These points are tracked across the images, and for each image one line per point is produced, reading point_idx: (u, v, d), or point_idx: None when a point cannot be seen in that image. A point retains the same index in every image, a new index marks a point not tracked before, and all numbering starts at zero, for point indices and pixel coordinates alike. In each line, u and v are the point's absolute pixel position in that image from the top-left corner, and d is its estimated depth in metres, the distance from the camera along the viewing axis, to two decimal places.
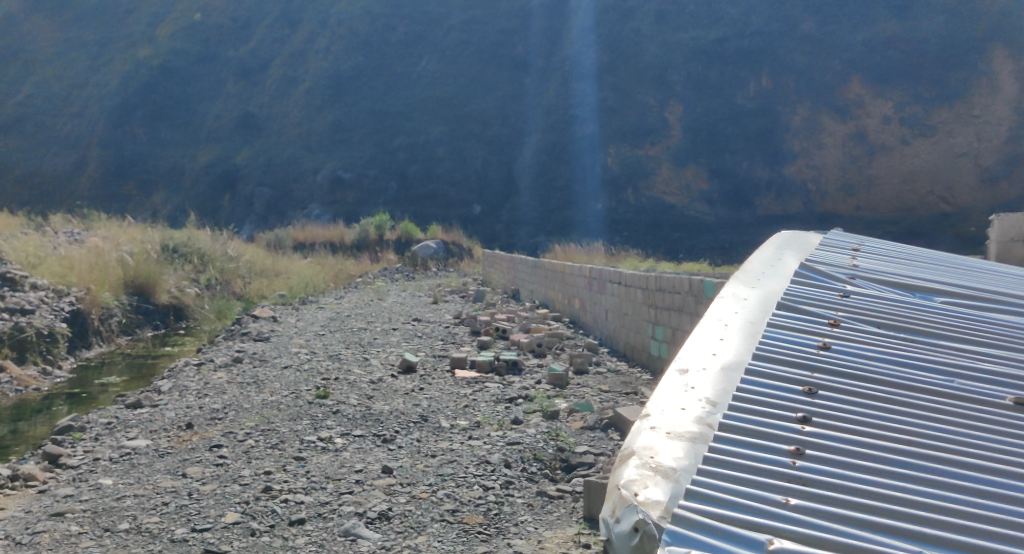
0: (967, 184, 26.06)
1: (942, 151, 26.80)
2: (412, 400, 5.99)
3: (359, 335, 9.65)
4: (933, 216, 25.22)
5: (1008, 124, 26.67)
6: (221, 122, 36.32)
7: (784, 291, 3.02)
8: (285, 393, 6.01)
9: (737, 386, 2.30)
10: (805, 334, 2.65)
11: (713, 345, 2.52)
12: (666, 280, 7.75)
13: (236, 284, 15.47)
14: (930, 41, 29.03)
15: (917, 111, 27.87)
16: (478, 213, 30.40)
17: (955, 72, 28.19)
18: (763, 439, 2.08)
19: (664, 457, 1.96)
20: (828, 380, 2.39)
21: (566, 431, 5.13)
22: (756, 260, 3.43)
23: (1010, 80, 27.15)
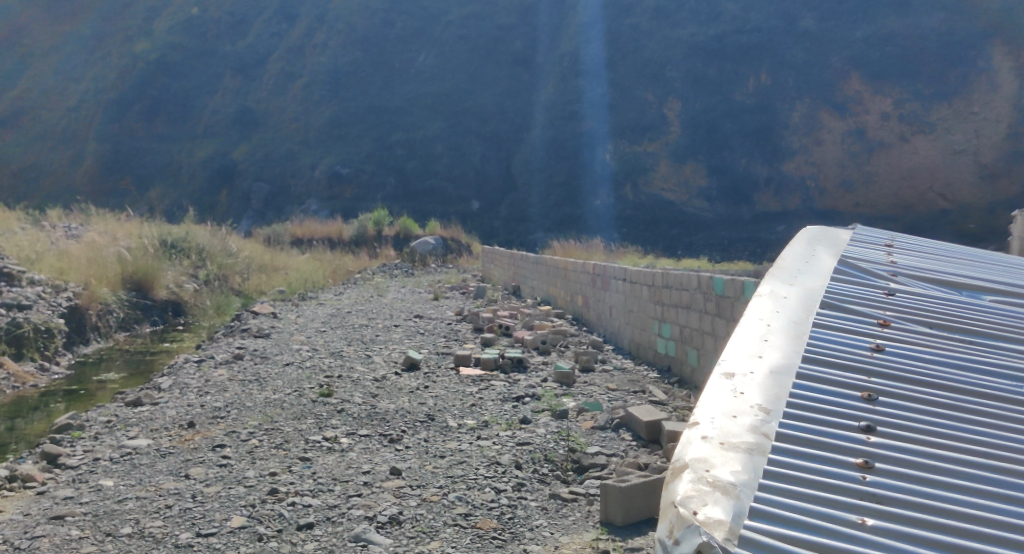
0: (965, 181, 25.35)
1: (940, 149, 26.48)
2: (418, 398, 5.87)
3: (361, 331, 9.53)
4: (931, 213, 24.74)
5: (1007, 121, 26.12)
6: (218, 117, 36.18)
7: (824, 288, 2.88)
8: (288, 392, 5.88)
9: (789, 392, 2.22)
10: (855, 336, 2.55)
11: (758, 346, 2.42)
12: (673, 277, 7.63)
13: (234, 280, 15.33)
14: (929, 37, 28.74)
15: (916, 108, 27.51)
16: (475, 209, 30.23)
17: (954, 69, 27.75)
18: (827, 450, 2.03)
19: (721, 471, 1.91)
20: (885, 385, 2.31)
21: (577, 431, 5.02)
22: (789, 257, 3.24)
23: (1010, 76, 26.57)
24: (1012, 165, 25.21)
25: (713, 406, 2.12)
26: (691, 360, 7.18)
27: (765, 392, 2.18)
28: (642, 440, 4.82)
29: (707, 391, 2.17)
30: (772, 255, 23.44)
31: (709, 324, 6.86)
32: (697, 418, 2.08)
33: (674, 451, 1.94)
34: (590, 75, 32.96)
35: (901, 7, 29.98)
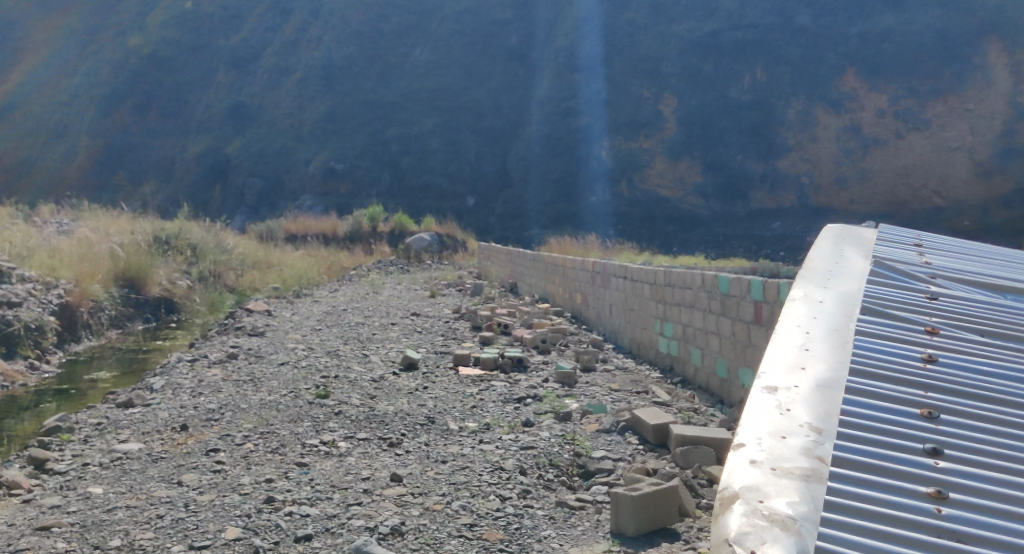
0: (960, 178, 25.18)
1: (934, 146, 26.28)
2: (417, 400, 5.73)
3: (357, 330, 9.37)
4: (926, 210, 24.60)
5: (1001, 117, 25.90)
6: (212, 112, 35.94)
7: (860, 291, 2.77)
8: (283, 393, 5.73)
9: (840, 409, 2.12)
10: (907, 346, 2.46)
11: (801, 357, 2.32)
12: (676, 275, 7.48)
13: (228, 276, 15.13)
14: (925, 34, 28.60)
15: (911, 104, 27.43)
16: (471, 205, 30.05)
17: (949, 66, 27.70)
18: (893, 478, 1.93)
19: (777, 504, 1.81)
20: (944, 400, 2.22)
21: (581, 435, 4.88)
22: (817, 257, 3.13)
23: (1004, 73, 26.55)
24: (1006, 160, 24.71)
25: (758, 427, 2.04)
26: (694, 360, 7.04)
27: (814, 410, 2.09)
28: (649, 444, 4.70)
29: (749, 411, 2.09)
30: (767, 252, 23.35)
31: (713, 324, 6.71)
32: (742, 441, 2.00)
33: (723, 481, 1.87)
34: (586, 71, 32.79)
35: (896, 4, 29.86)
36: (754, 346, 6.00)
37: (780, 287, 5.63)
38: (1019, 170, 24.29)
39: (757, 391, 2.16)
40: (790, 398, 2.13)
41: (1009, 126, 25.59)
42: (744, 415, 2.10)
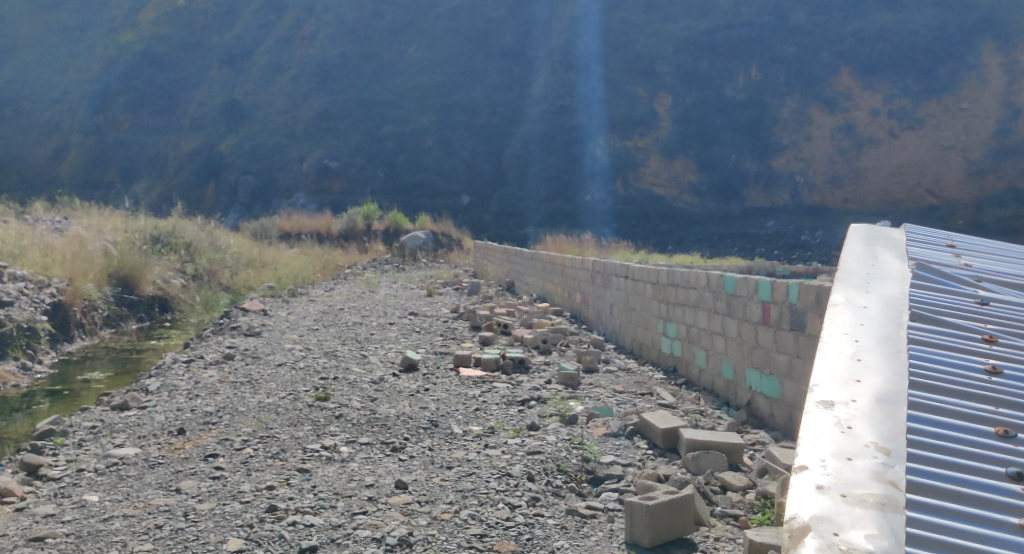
0: (953, 177, 25.08)
1: (928, 145, 26.11)
2: (419, 403, 5.61)
3: (355, 330, 9.24)
4: (919, 210, 24.52)
5: (995, 117, 25.75)
6: (205, 109, 35.75)
7: (905, 297, 2.72)
8: (282, 395, 5.60)
9: (907, 427, 2.04)
10: (967, 356, 2.38)
11: (856, 368, 2.25)
12: (679, 275, 7.36)
13: (223, 274, 14.98)
14: (919, 34, 28.55)
15: (905, 104, 27.31)
16: (465, 203, 29.91)
17: (944, 65, 27.57)
18: (976, 510, 1.86)
19: (855, 537, 1.73)
20: (1014, 415, 2.15)
21: (589, 439, 4.76)
22: (850, 261, 3.11)
23: (998, 73, 26.40)
24: (998, 160, 24.69)
25: (819, 448, 1.97)
26: (699, 361, 6.93)
27: (878, 428, 2.01)
28: (658, 449, 4.59)
29: (807, 432, 2.02)
30: (762, 251, 23.33)
31: (718, 324, 6.59)
32: (804, 464, 1.93)
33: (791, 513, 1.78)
34: (581, 69, 32.65)
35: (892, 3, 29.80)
36: (761, 347, 5.88)
37: (789, 287, 5.51)
38: (1012, 170, 24.27)
39: (815, 411, 2.08)
40: (847, 415, 2.07)
41: (1002, 125, 25.46)
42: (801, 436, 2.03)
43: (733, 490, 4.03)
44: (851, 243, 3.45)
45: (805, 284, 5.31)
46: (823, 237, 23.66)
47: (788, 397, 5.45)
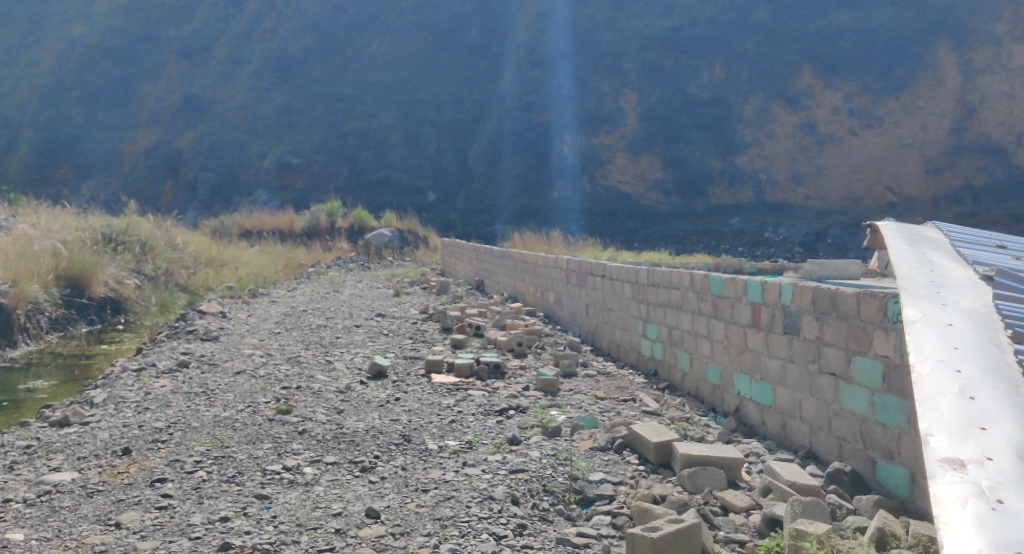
0: (912, 175, 25.17)
1: (887, 143, 26.08)
2: (389, 414, 5.22)
3: (318, 333, 8.78)
4: (880, 207, 24.57)
5: (952, 116, 25.82)
6: (164, 104, 34.87)
7: (984, 306, 2.81)
8: (240, 408, 5.15)
9: None
10: None
11: (988, 418, 2.23)
12: (661, 274, 7.04)
13: (180, 274, 14.33)
14: (876, 33, 28.39)
15: (864, 102, 27.26)
16: (431, 200, 29.43)
17: (901, 63, 27.51)
18: None
19: None
20: None
21: (575, 454, 4.41)
22: (909, 274, 3.23)
23: (954, 72, 26.50)
24: (954, 157, 24.85)
25: (965, 541, 1.95)
26: (681, 364, 6.61)
27: None
28: (650, 465, 4.25)
29: (951, 520, 1.98)
30: (727, 247, 23.27)
31: (703, 326, 6.25)
32: None
33: None
34: (547, 66, 32.28)
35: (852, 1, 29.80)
36: (750, 351, 5.54)
37: (782, 288, 5.18)
38: (969, 166, 24.43)
39: (972, 497, 2.03)
40: (989, 490, 2.04)
41: (959, 124, 25.56)
42: (941, 525, 1.98)
43: (735, 512, 3.73)
44: (896, 247, 3.66)
45: (799, 284, 4.97)
46: (787, 233, 23.68)
47: (780, 404, 5.13)
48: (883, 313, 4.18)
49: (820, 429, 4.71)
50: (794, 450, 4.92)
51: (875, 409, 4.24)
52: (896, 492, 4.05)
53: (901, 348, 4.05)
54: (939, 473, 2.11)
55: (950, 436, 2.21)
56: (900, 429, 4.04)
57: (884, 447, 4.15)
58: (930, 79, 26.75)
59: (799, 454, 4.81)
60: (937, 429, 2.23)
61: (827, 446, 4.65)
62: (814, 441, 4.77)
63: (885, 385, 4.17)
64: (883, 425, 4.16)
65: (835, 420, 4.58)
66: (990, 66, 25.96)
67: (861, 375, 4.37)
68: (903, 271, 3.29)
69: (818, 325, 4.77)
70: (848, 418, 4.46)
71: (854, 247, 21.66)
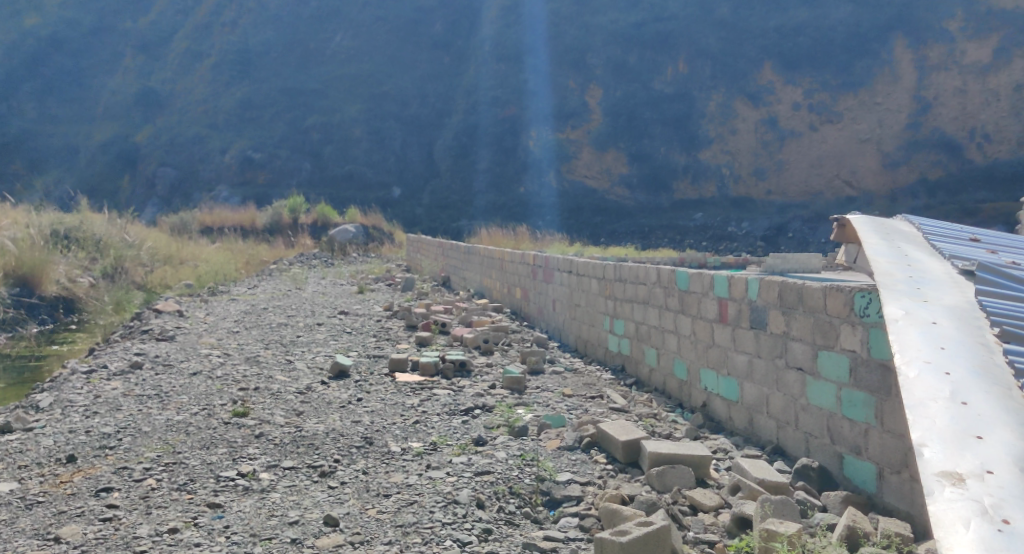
0: (870, 169, 25.47)
1: (846, 138, 26.35)
2: (352, 416, 5.07)
3: (279, 332, 8.55)
4: (839, 201, 24.85)
5: (907, 112, 26.01)
6: (120, 97, 34.11)
7: (965, 303, 2.97)
8: (194, 411, 4.95)
9: None
10: None
11: (983, 433, 2.34)
12: (627, 269, 6.96)
13: (136, 272, 13.78)
14: (835, 29, 28.63)
15: (824, 98, 27.50)
16: (395, 196, 29.14)
17: (860, 60, 27.73)
18: None
19: None
20: None
21: (542, 454, 4.30)
22: (887, 270, 3.36)
23: (910, 68, 26.78)
24: (911, 152, 25.18)
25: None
26: (649, 360, 6.52)
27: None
28: (618, 463, 4.16)
29: (953, 538, 2.07)
30: (692, 242, 23.33)
31: (671, 321, 6.17)
32: None
33: None
34: (512, 60, 32.10)
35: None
36: (716, 346, 5.45)
37: (749, 283, 5.07)
38: (924, 161, 24.79)
39: (974, 517, 2.11)
40: (992, 508, 2.13)
41: (915, 119, 25.77)
42: (945, 542, 2.07)
43: (704, 511, 3.64)
44: (870, 240, 3.78)
45: (766, 279, 4.86)
46: (750, 227, 23.84)
47: (747, 399, 5.03)
48: (851, 306, 4.07)
49: (787, 425, 4.61)
50: (761, 446, 4.83)
51: (842, 404, 4.13)
52: (864, 488, 3.94)
53: (869, 342, 3.94)
54: (938, 491, 2.21)
55: (942, 446, 2.33)
56: (868, 425, 3.93)
57: (851, 442, 4.04)
58: (886, 77, 26.90)
59: (766, 449, 4.71)
60: (933, 440, 2.34)
61: (794, 441, 4.54)
62: (781, 437, 4.66)
63: (851, 379, 4.06)
64: (852, 420, 4.05)
65: (802, 415, 4.47)
66: (944, 63, 26.33)
67: (828, 369, 4.25)
68: (879, 267, 3.41)
69: (784, 319, 4.66)
70: (815, 413, 4.35)
71: (815, 241, 21.88)
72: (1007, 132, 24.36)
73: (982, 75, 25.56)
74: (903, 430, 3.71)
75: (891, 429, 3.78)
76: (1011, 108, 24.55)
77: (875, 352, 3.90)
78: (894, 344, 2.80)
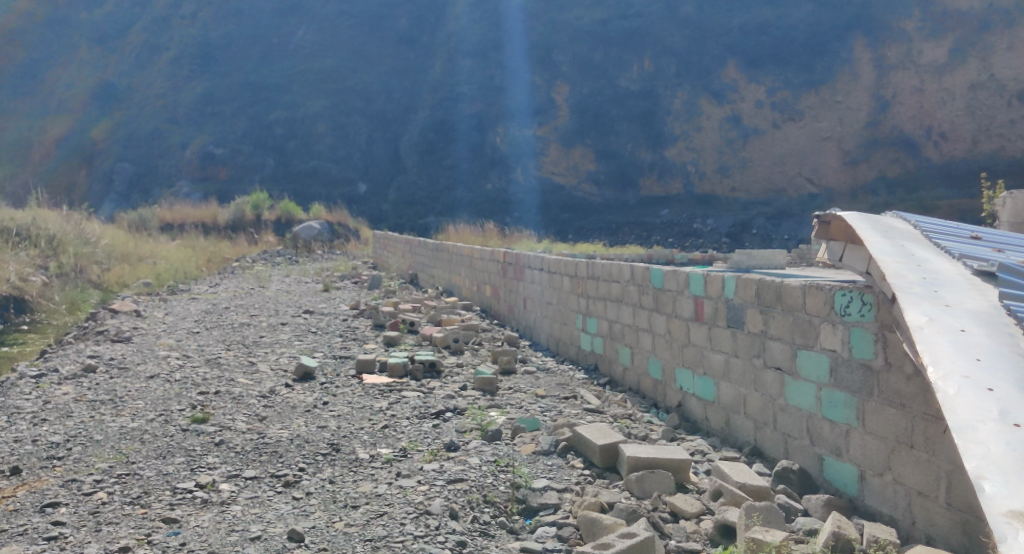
0: (831, 167, 25.71)
1: (808, 136, 26.55)
2: (318, 421, 4.88)
3: (241, 332, 8.31)
4: (801, 198, 25.05)
5: (868, 110, 26.28)
6: (76, 91, 33.37)
7: (986, 307, 2.89)
8: (149, 417, 4.72)
9: None
10: None
11: None
12: (600, 267, 6.84)
13: (92, 271, 13.33)
14: (797, 28, 28.76)
15: (786, 96, 27.68)
16: (361, 192, 28.77)
17: (820, 59, 27.82)
18: None
19: None
20: None
21: (517, 460, 4.15)
22: (898, 270, 3.21)
23: (869, 67, 26.97)
24: (871, 150, 25.45)
25: None
26: (623, 358, 6.41)
27: None
28: (595, 468, 4.02)
29: None
30: (658, 239, 23.38)
31: (644, 320, 6.07)
32: None
33: None
34: (478, 56, 31.84)
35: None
36: (692, 345, 5.34)
37: (725, 281, 4.95)
38: (883, 159, 25.05)
39: None
40: None
41: (875, 117, 26.06)
42: None
43: (685, 518, 3.52)
44: (868, 236, 3.59)
45: (742, 276, 4.74)
46: (715, 224, 23.96)
47: (724, 399, 4.93)
48: (830, 305, 3.94)
49: (765, 426, 4.50)
50: (739, 447, 4.72)
51: (822, 405, 4.01)
52: (844, 491, 3.82)
53: (849, 342, 3.81)
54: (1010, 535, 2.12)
55: (1005, 478, 2.25)
56: (848, 426, 3.81)
57: (832, 444, 3.92)
58: (847, 75, 27.15)
59: (743, 450, 4.60)
60: (993, 474, 2.26)
61: (772, 443, 4.43)
62: (759, 438, 4.56)
63: (831, 380, 3.94)
64: (831, 421, 3.93)
65: (780, 416, 4.36)
66: (902, 62, 26.44)
67: (807, 370, 4.13)
68: (888, 267, 3.24)
69: (762, 318, 4.54)
70: (794, 414, 4.24)
71: (778, 238, 22.07)
72: (962, 131, 24.62)
73: (937, 75, 25.72)
74: (885, 431, 3.58)
75: (873, 430, 3.65)
76: (966, 107, 24.81)
77: (856, 351, 3.77)
78: (927, 357, 2.69)
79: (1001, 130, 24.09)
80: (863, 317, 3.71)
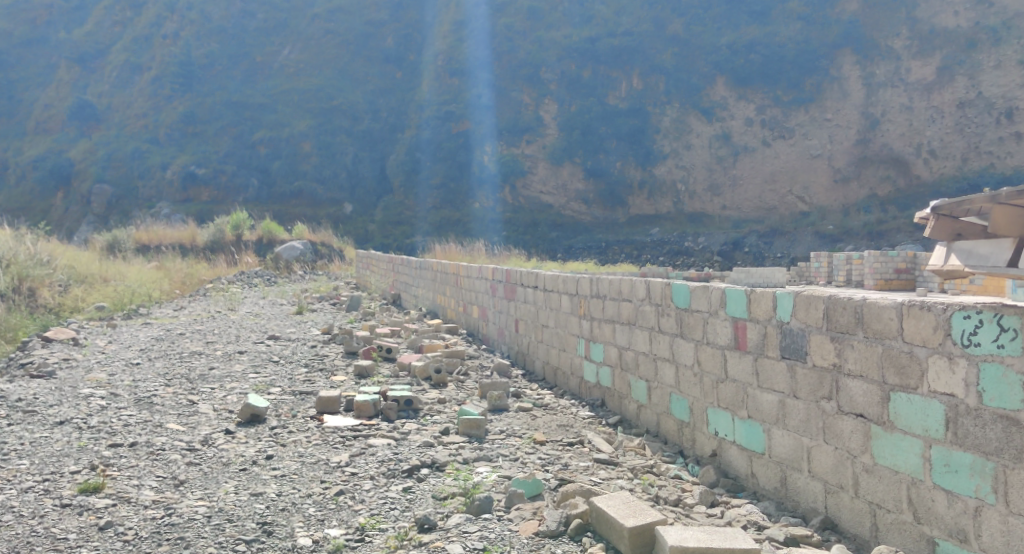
0: (823, 184, 24.75)
1: (798, 154, 25.66)
2: (252, 485, 3.74)
3: (188, 364, 7.15)
4: (794, 216, 24.04)
5: (858, 127, 25.41)
6: (52, 112, 32.42)
7: None
8: (22, 486, 3.57)
9: None
10: None
11: None
12: (607, 284, 5.77)
13: (43, 294, 12.13)
14: (785, 46, 27.83)
15: (775, 114, 26.80)
16: (347, 212, 27.81)
17: (809, 76, 26.94)
18: None
19: None
20: None
21: (514, 547, 3.06)
22: None
23: (858, 85, 26.09)
24: (861, 167, 24.51)
25: None
26: (637, 395, 5.29)
27: None
28: None
29: None
30: (649, 256, 22.33)
31: (665, 348, 4.93)
32: None
33: None
34: (465, 75, 30.79)
35: (763, 14, 29.15)
36: (731, 382, 4.22)
37: (777, 300, 3.86)
38: (874, 177, 24.08)
39: None
40: None
41: (866, 134, 25.15)
42: None
43: None
44: None
45: (805, 294, 3.66)
46: (706, 242, 22.68)
47: (777, 452, 3.82)
48: (944, 331, 2.91)
49: (841, 489, 3.40)
50: (801, 516, 3.61)
51: (932, 468, 2.96)
52: None
53: (979, 385, 2.79)
54: None
55: None
56: (979, 502, 2.79)
57: (950, 525, 2.88)
58: (836, 92, 26.30)
59: (810, 523, 3.49)
60: None
61: (854, 514, 3.33)
62: (831, 505, 3.46)
63: (950, 436, 2.89)
64: (949, 492, 2.89)
65: (864, 479, 3.27)
66: (891, 80, 25.62)
67: (907, 419, 3.06)
68: None
69: (835, 348, 3.45)
70: (885, 478, 3.16)
71: (771, 256, 21.06)
72: (951, 149, 23.60)
73: (926, 93, 24.90)
74: None
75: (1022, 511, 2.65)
76: (955, 125, 23.92)
77: (991, 400, 2.75)
78: None
79: (990, 148, 23.14)
80: (1002, 349, 2.72)
